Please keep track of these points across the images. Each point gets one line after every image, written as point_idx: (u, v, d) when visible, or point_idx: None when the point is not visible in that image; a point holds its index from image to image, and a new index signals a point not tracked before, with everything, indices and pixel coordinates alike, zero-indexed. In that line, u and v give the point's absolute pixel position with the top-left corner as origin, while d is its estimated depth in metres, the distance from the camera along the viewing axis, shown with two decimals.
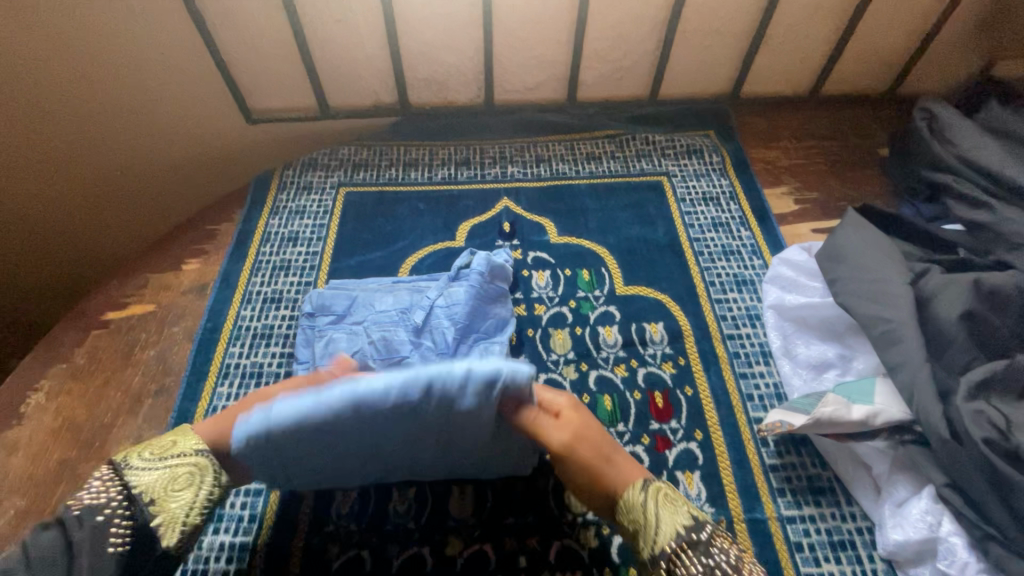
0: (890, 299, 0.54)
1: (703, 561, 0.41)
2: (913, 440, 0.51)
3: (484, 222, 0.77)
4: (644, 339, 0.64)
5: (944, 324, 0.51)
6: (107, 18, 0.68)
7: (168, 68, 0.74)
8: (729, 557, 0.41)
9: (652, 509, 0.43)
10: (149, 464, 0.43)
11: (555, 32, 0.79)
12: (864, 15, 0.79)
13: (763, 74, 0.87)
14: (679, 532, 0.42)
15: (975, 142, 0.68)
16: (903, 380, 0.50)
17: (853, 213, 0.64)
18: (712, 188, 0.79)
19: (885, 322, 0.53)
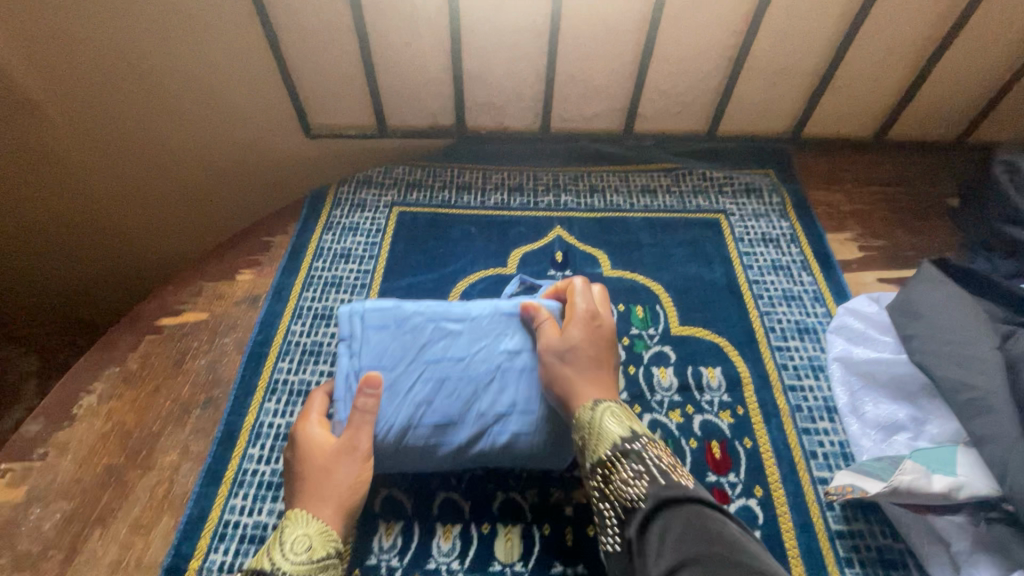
0: (976, 365, 0.51)
1: (634, 467, 0.44)
2: (999, 519, 0.47)
3: (537, 250, 0.76)
4: (701, 384, 0.62)
5: None
6: (187, 34, 0.70)
7: (239, 84, 0.76)
8: (659, 461, 0.44)
9: (598, 420, 0.48)
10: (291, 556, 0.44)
11: (619, 64, 0.78)
12: (941, 60, 0.77)
13: (828, 116, 0.85)
14: (616, 443, 0.46)
15: None
16: (993, 455, 0.47)
17: (930, 266, 0.61)
18: (772, 229, 0.77)
19: (971, 391, 0.50)
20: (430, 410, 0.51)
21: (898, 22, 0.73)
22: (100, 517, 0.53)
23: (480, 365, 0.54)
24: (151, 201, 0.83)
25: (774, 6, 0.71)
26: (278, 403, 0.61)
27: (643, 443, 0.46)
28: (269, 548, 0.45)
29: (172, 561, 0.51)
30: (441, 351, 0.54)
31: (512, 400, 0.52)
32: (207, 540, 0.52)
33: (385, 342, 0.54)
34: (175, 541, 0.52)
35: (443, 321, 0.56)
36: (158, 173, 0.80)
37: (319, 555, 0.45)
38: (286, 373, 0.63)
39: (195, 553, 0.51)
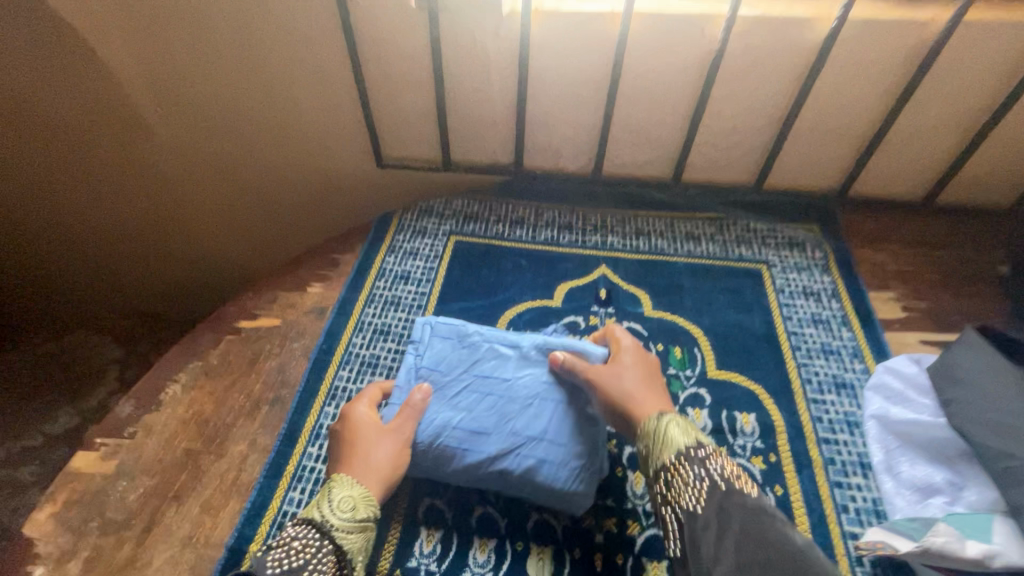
0: (1014, 433, 0.52)
1: (697, 469, 0.46)
2: None
3: (582, 286, 0.80)
4: (735, 428, 0.64)
5: None
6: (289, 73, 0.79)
7: (327, 117, 0.85)
8: (720, 469, 0.45)
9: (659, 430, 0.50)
10: (330, 512, 0.49)
11: (672, 118, 0.84)
12: (995, 131, 0.78)
13: (876, 178, 0.87)
14: (681, 448, 0.48)
15: None
16: None
17: (971, 332, 0.62)
18: (813, 284, 0.79)
19: (1009, 459, 0.51)
20: (468, 424, 0.56)
21: (950, 93, 0.75)
22: (176, 494, 0.60)
23: (521, 394, 0.58)
24: (241, 214, 0.94)
25: (825, 73, 0.75)
26: (337, 408, 0.67)
27: (706, 452, 0.47)
28: (318, 501, 0.50)
29: (236, 541, 0.56)
30: (491, 371, 0.60)
31: (541, 434, 0.56)
32: (266, 526, 0.57)
33: (445, 351, 0.62)
34: (239, 525, 0.57)
35: (499, 345, 0.62)
36: (252, 191, 0.91)
37: (360, 514, 0.49)
38: (345, 381, 0.69)
39: (256, 537, 0.57)
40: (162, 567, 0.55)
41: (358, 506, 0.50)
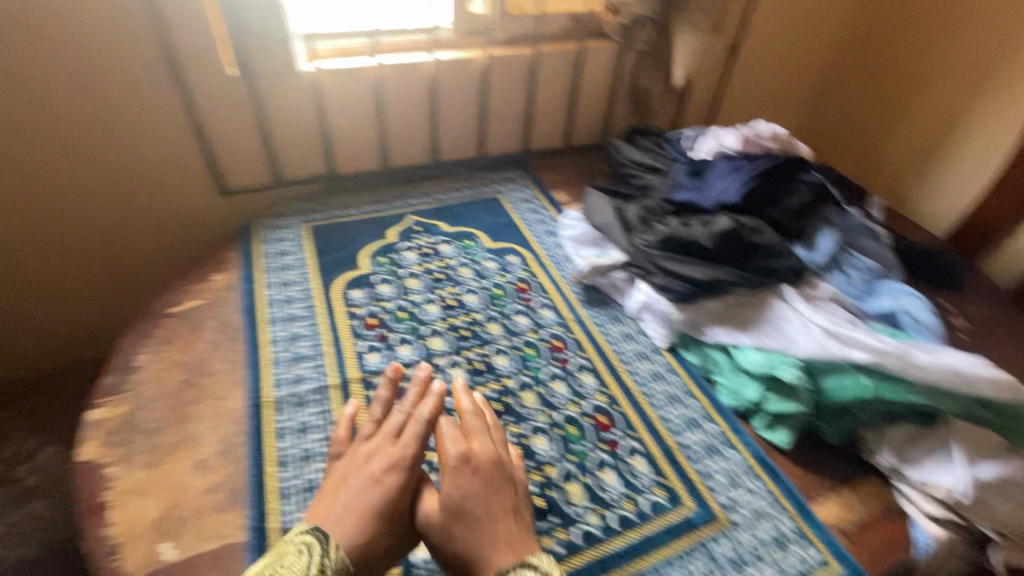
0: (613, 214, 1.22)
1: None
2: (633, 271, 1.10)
3: (402, 229, 1.29)
4: (507, 264, 1.21)
5: (629, 214, 1.21)
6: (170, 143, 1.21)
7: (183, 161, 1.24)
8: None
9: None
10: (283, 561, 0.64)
11: (421, 124, 1.41)
12: (582, 77, 1.53)
13: (539, 135, 1.58)
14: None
15: (632, 156, 1.39)
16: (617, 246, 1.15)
17: (592, 191, 1.31)
18: (524, 196, 1.45)
19: (606, 224, 1.19)
20: None
21: (559, 65, 1.47)
22: (191, 400, 0.87)
23: None
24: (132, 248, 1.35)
25: (495, 83, 1.42)
26: (278, 327, 1.01)
27: None
28: (300, 547, 0.66)
29: (254, 402, 0.88)
30: None
31: None
32: (269, 388, 0.90)
33: None
34: (249, 394, 0.89)
35: None
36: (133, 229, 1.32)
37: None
38: (276, 312, 1.04)
39: (266, 393, 0.89)
40: (206, 432, 0.83)
41: (300, 552, 0.66)
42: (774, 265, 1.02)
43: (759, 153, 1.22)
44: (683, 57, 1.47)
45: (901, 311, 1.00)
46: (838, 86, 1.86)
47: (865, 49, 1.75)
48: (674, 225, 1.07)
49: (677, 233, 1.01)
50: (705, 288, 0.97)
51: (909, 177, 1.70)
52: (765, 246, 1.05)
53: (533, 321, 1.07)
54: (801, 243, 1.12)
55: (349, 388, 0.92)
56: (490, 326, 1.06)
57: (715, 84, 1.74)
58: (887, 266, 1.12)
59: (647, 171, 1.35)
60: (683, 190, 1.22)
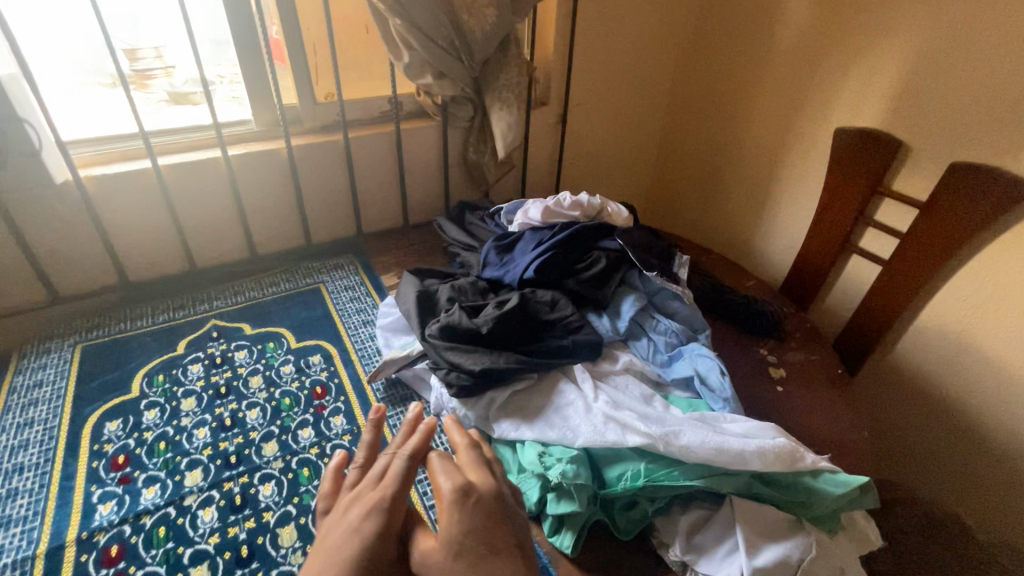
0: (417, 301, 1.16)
1: None
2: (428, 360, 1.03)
3: (196, 337, 1.18)
4: (307, 365, 1.12)
5: (434, 300, 1.16)
6: None
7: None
8: None
9: None
10: None
11: (227, 220, 1.34)
12: (405, 158, 1.52)
13: (372, 216, 1.55)
14: None
15: (455, 234, 1.36)
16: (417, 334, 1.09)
17: (406, 274, 1.25)
18: (348, 282, 1.38)
19: (409, 312, 1.13)
20: None
21: (375, 147, 1.45)
22: None
23: None
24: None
25: (306, 170, 1.38)
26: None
27: None
28: None
29: None
30: None
31: None
32: None
33: None
34: None
35: None
36: None
37: None
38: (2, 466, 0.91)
39: None
40: None
41: None
42: (564, 342, 0.97)
43: (563, 224, 1.22)
44: (500, 130, 1.47)
45: (695, 376, 0.97)
46: (676, 141, 1.96)
47: (692, 109, 1.88)
48: (463, 308, 1.01)
49: (458, 319, 0.95)
50: (487, 377, 0.90)
51: (749, 221, 1.80)
52: (557, 322, 1.01)
53: (318, 434, 0.97)
54: (602, 312, 1.09)
55: (60, 555, 0.79)
56: (267, 446, 0.95)
57: (550, 150, 1.80)
58: (691, 327, 1.10)
59: (466, 250, 1.32)
60: (491, 267, 1.18)
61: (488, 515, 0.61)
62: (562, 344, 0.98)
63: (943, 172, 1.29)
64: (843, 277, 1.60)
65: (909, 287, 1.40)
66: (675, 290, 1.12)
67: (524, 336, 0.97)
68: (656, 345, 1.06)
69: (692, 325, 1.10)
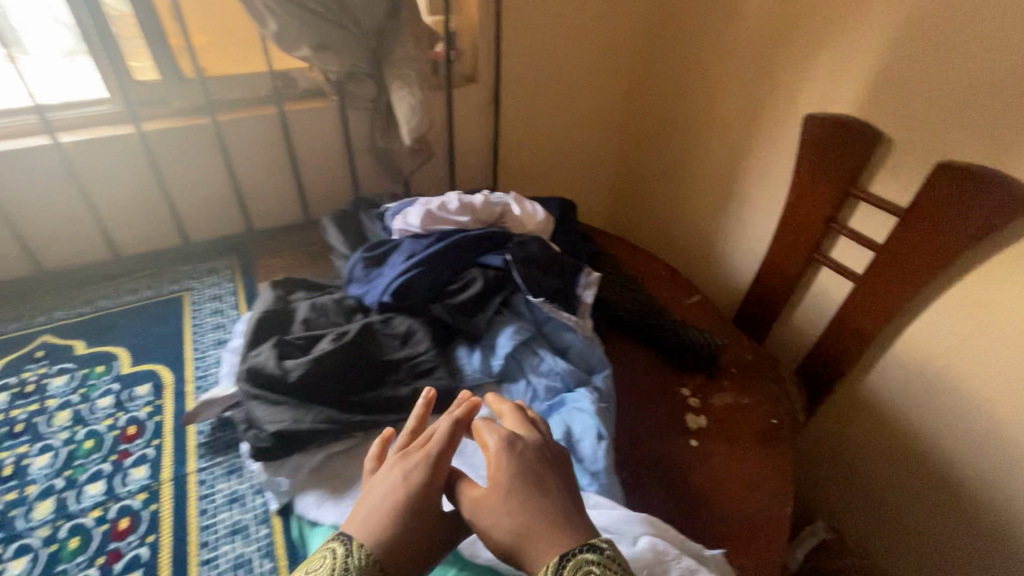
0: (260, 323, 0.97)
1: None
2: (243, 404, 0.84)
3: (15, 356, 1.01)
4: (131, 396, 0.95)
5: (282, 324, 0.98)
6: None
7: None
8: None
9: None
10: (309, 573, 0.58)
11: (78, 217, 1.16)
12: (295, 145, 1.31)
13: (264, 212, 1.36)
14: None
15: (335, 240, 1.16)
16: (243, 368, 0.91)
17: (267, 289, 1.07)
18: (219, 291, 1.20)
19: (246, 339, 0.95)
20: None
21: (256, 132, 1.25)
22: None
23: None
24: None
25: (169, 160, 1.19)
26: None
27: None
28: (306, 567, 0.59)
29: None
30: None
31: None
32: None
33: None
34: None
35: None
36: None
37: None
38: None
39: None
40: None
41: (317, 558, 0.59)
42: (403, 391, 0.78)
43: (447, 232, 1.01)
44: (403, 113, 1.25)
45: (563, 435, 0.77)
46: (636, 127, 1.72)
47: (652, 87, 1.62)
48: (290, 342, 0.81)
49: (266, 361, 0.76)
50: (289, 441, 0.72)
51: (711, 222, 1.57)
52: (403, 363, 0.82)
53: (107, 492, 0.80)
54: (474, 345, 0.90)
55: None
56: (40, 506, 0.78)
57: (485, 137, 1.57)
58: (583, 367, 0.91)
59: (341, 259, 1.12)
60: (357, 283, 0.99)
61: (525, 458, 0.65)
62: (403, 391, 0.78)
63: (927, 173, 1.05)
64: (812, 291, 1.36)
65: (884, 309, 1.17)
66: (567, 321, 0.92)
67: (353, 384, 0.77)
68: (534, 391, 0.86)
69: (584, 365, 0.91)
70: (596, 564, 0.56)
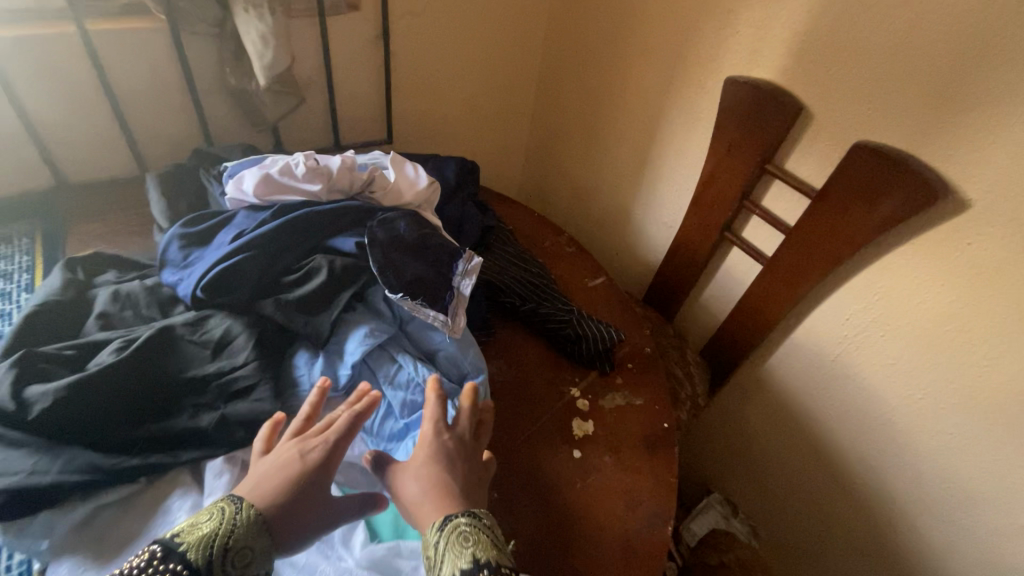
0: (33, 318, 0.74)
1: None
2: None
3: None
4: None
5: (68, 320, 0.76)
6: None
7: None
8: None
9: (442, 549, 0.56)
10: (190, 528, 0.54)
11: None
12: (112, 78, 1.02)
13: (79, 164, 1.08)
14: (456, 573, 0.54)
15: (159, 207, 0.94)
16: None
17: (55, 270, 0.83)
18: (9, 266, 0.95)
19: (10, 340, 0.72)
20: None
21: (48, 56, 0.95)
22: None
23: None
24: None
25: None
26: None
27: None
28: (191, 524, 0.55)
29: None
30: None
31: None
32: None
33: None
34: None
35: None
36: None
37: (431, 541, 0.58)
38: None
39: None
40: None
41: (209, 514, 0.56)
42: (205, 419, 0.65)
43: (293, 204, 0.83)
44: (252, 45, 0.99)
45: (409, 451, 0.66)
46: (552, 79, 1.53)
47: (570, 32, 1.42)
48: (54, 357, 0.65)
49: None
50: (23, 496, 0.57)
51: (626, 191, 1.44)
52: (213, 381, 0.67)
53: None
54: (319, 350, 0.74)
55: None
56: None
57: (374, 81, 1.33)
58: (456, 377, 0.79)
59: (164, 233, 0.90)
60: (172, 268, 0.80)
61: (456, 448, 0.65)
62: (207, 424, 0.65)
63: (843, 155, 0.96)
64: (721, 270, 1.30)
65: (788, 296, 1.12)
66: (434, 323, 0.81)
67: (126, 417, 0.62)
68: (388, 406, 0.74)
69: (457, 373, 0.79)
70: (469, 525, 0.58)
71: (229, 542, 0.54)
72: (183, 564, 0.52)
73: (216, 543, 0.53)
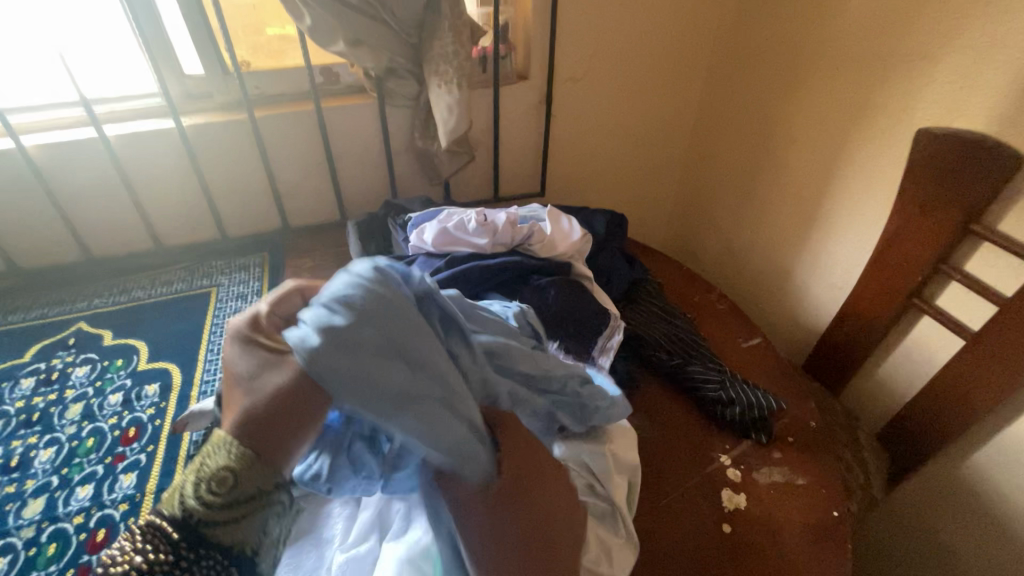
0: None
1: None
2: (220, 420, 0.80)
3: (52, 343, 1.06)
4: (140, 395, 0.96)
5: None
6: None
7: None
8: None
9: None
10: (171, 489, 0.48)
11: (122, 208, 1.19)
12: (333, 143, 1.26)
13: (300, 211, 1.34)
14: None
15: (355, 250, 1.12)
16: None
17: None
18: (245, 289, 1.20)
19: None
20: None
21: (291, 128, 1.21)
22: None
23: None
24: None
25: (208, 157, 1.19)
26: None
27: None
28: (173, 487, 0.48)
29: None
30: None
31: None
32: None
33: None
34: None
35: None
36: None
37: None
38: None
39: None
40: None
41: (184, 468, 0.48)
42: None
43: (463, 256, 0.94)
44: (439, 113, 1.16)
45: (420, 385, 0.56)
46: (709, 133, 1.52)
47: (731, 89, 1.42)
48: None
49: None
50: None
51: (788, 248, 1.35)
52: None
53: (93, 497, 0.81)
54: None
55: None
56: (31, 504, 0.80)
57: (535, 141, 1.45)
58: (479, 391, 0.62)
59: None
60: None
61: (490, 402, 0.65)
62: None
63: None
64: (905, 343, 1.13)
65: (1000, 382, 0.93)
66: (465, 302, 0.67)
67: None
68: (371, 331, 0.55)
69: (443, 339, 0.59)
70: None
71: (203, 472, 0.46)
72: (161, 521, 0.45)
73: (188, 484, 0.46)
